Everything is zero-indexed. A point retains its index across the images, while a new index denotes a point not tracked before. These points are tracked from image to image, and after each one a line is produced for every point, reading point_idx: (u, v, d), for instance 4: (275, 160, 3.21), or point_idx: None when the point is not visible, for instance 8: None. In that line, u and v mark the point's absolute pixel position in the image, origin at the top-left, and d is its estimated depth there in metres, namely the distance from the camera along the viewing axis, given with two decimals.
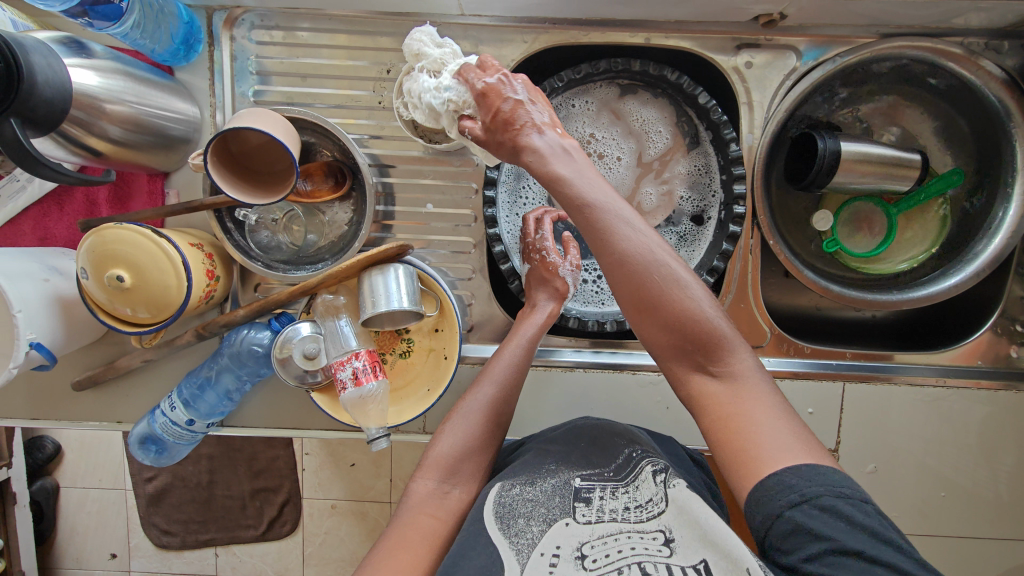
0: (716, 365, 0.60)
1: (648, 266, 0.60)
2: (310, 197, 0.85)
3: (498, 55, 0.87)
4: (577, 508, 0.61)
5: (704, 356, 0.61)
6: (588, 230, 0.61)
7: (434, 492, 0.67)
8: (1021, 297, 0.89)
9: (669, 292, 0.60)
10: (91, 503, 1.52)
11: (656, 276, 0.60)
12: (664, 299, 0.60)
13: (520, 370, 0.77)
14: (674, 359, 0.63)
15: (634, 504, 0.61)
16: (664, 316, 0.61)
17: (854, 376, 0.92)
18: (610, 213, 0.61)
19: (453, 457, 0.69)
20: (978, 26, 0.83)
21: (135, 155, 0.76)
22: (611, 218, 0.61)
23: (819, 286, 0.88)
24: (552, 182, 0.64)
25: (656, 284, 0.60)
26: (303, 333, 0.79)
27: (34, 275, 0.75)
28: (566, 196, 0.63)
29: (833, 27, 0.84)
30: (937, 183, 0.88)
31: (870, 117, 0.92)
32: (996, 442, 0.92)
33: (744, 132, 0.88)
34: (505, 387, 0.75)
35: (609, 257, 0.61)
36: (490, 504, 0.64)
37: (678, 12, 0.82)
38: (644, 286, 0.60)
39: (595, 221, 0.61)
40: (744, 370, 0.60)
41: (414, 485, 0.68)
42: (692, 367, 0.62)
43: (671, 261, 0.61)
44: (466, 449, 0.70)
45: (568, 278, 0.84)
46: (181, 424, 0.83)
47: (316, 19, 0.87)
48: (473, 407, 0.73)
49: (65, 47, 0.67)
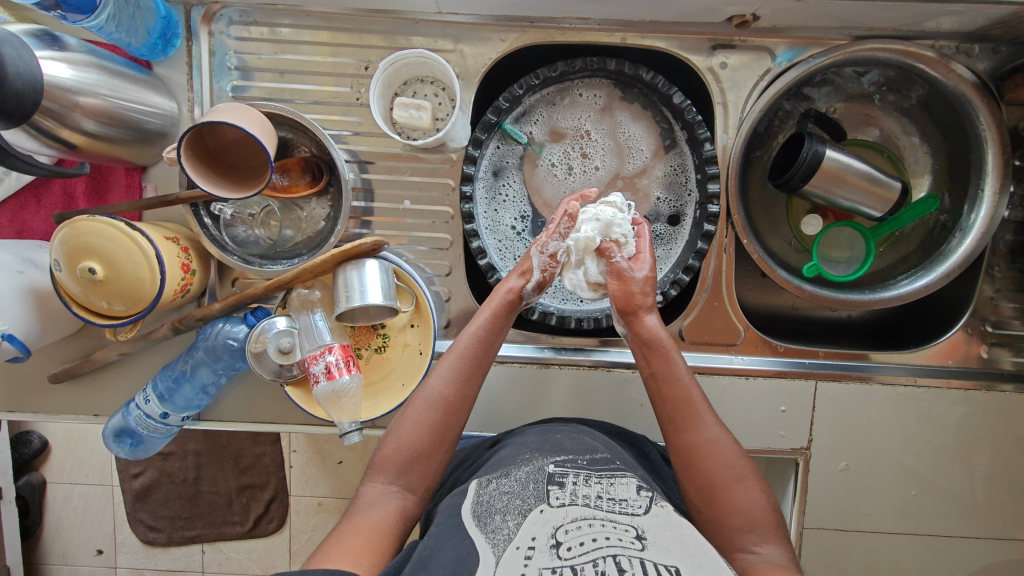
0: (760, 544, 0.62)
1: (718, 468, 0.66)
2: (286, 192, 0.85)
3: (476, 54, 0.88)
4: (551, 492, 0.63)
5: (754, 534, 0.63)
6: (674, 409, 0.70)
7: (382, 494, 0.67)
8: (992, 297, 0.91)
9: (733, 476, 0.66)
10: (77, 499, 1.52)
11: (722, 470, 0.66)
12: (722, 492, 0.65)
13: (473, 361, 0.74)
14: (723, 533, 0.64)
15: (607, 494, 0.62)
16: (722, 499, 0.65)
17: (828, 375, 0.92)
18: (699, 407, 0.70)
19: (398, 457, 0.69)
20: (949, 30, 0.84)
21: (110, 148, 0.76)
22: (699, 407, 0.70)
23: (792, 285, 0.89)
24: (655, 350, 0.73)
25: (723, 496, 0.65)
26: (279, 327, 0.80)
27: (8, 267, 0.75)
28: (665, 372, 0.72)
29: (806, 28, 0.85)
30: (913, 209, 0.88)
31: (843, 117, 0.94)
32: (969, 441, 0.93)
33: (719, 132, 0.89)
34: (454, 381, 0.72)
35: (687, 437, 0.69)
36: (468, 503, 0.65)
37: (653, 13, 0.83)
38: (713, 466, 0.67)
39: (686, 407, 0.70)
40: (781, 559, 0.61)
41: (366, 487, 0.69)
42: (735, 546, 0.63)
43: (740, 463, 0.67)
44: (414, 448, 0.69)
45: (536, 260, 0.79)
46: (156, 417, 0.83)
47: (296, 15, 0.87)
48: (420, 405, 0.71)
49: (38, 39, 0.67)
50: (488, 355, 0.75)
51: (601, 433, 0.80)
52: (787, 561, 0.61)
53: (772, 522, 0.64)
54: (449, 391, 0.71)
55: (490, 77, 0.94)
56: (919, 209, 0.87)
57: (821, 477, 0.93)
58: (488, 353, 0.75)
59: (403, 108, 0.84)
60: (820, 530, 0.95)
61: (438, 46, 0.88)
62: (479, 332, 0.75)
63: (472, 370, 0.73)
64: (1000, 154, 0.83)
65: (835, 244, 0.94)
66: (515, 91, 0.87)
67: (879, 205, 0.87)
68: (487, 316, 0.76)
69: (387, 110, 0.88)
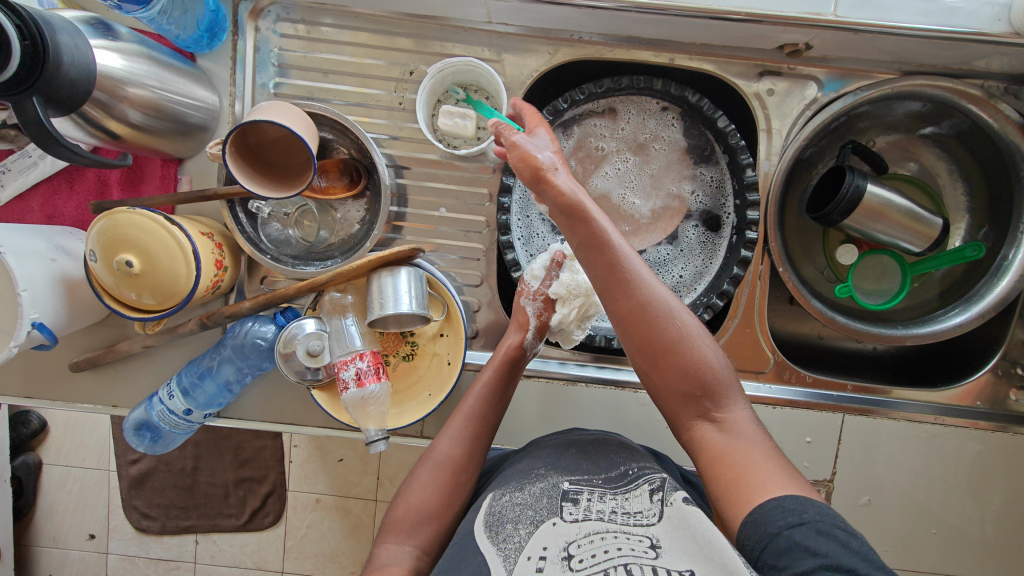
0: (720, 413, 0.61)
1: (661, 328, 0.61)
2: (324, 193, 0.84)
3: (520, 64, 0.87)
4: (564, 507, 0.62)
5: (710, 402, 0.61)
6: (609, 274, 0.62)
7: (393, 554, 0.65)
8: (1023, 340, 0.90)
9: (677, 342, 0.61)
10: (72, 482, 1.50)
11: (668, 332, 0.61)
12: (671, 360, 0.61)
13: (479, 418, 0.75)
14: (679, 403, 0.63)
15: (621, 508, 0.61)
16: (672, 364, 0.61)
17: (854, 409, 0.92)
18: (634, 264, 0.62)
19: (410, 517, 0.68)
20: (998, 71, 0.84)
21: (152, 140, 0.76)
22: (635, 267, 0.62)
23: (825, 316, 0.88)
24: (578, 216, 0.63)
25: (672, 361, 0.61)
26: (308, 329, 0.79)
27: (42, 254, 0.74)
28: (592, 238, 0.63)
29: (854, 60, 0.85)
30: (952, 255, 0.88)
31: (885, 151, 0.95)
32: (988, 481, 0.92)
33: (761, 158, 0.88)
34: (462, 440, 0.73)
35: (626, 303, 0.62)
36: (481, 515, 0.65)
37: (704, 36, 0.83)
38: (655, 330, 0.61)
39: (618, 270, 0.62)
40: (744, 421, 0.61)
41: (379, 549, 0.67)
42: (696, 414, 0.62)
43: (687, 316, 0.62)
44: (424, 509, 0.68)
45: (530, 309, 0.81)
46: (179, 413, 0.82)
47: (341, 15, 0.86)
48: (429, 466, 0.72)
49: (92, 27, 0.66)
50: (494, 413, 0.77)
51: (618, 437, 0.79)
52: (751, 417, 0.62)
53: (727, 382, 0.62)
54: (456, 448, 0.73)
55: (531, 90, 0.93)
56: (953, 257, 0.87)
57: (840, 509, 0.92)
58: (492, 411, 0.76)
59: (448, 116, 0.83)
60: None
61: (482, 55, 0.87)
62: (484, 391, 0.77)
63: (479, 428, 0.74)
64: None
65: (872, 269, 0.93)
66: (559, 104, 0.86)
67: (921, 242, 0.87)
68: (492, 374, 0.77)
69: (430, 117, 0.86)
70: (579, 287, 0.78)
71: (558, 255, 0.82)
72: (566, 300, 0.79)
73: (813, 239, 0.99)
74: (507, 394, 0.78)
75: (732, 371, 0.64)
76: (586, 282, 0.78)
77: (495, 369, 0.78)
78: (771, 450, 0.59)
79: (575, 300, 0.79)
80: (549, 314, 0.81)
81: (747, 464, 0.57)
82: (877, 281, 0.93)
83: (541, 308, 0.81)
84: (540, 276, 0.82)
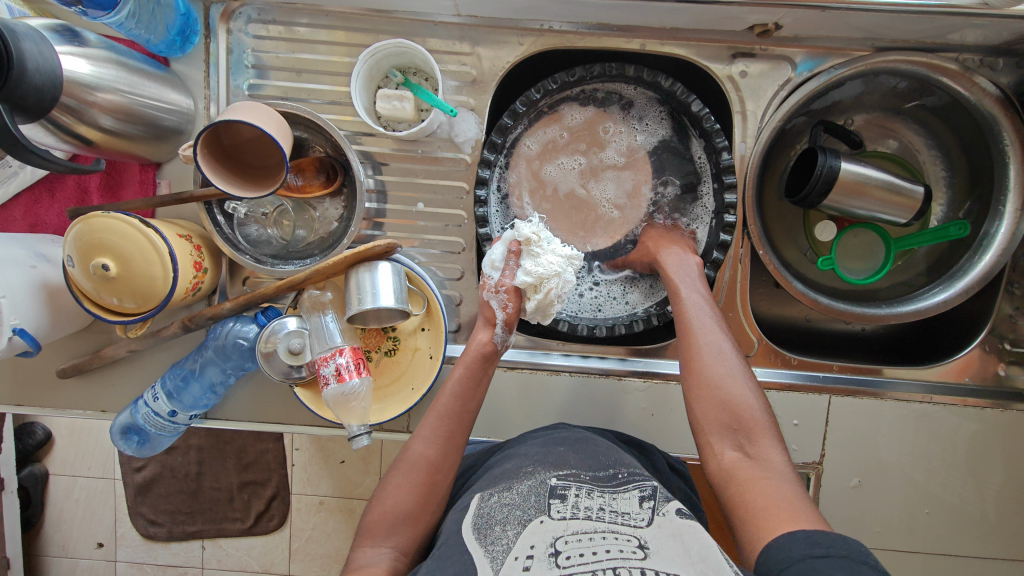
0: (754, 448, 0.66)
1: (713, 361, 0.72)
2: (301, 192, 0.85)
3: (494, 56, 0.87)
4: (552, 505, 0.62)
5: (744, 436, 0.67)
6: (682, 321, 0.76)
7: (370, 556, 0.66)
8: (1010, 315, 0.89)
9: (727, 379, 0.71)
10: (79, 491, 1.51)
11: (720, 366, 0.71)
12: (716, 394, 0.70)
13: (452, 417, 0.74)
14: (716, 434, 0.69)
15: (609, 507, 0.62)
16: (715, 396, 0.70)
17: (841, 389, 0.91)
18: (702, 317, 0.76)
19: (386, 519, 0.69)
20: (973, 43, 0.83)
21: (126, 144, 0.76)
22: (701, 317, 0.76)
23: (808, 298, 0.88)
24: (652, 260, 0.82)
25: (717, 393, 0.70)
26: (289, 327, 0.79)
27: (21, 261, 0.75)
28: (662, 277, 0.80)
29: (828, 39, 0.84)
30: (942, 233, 0.86)
31: (863, 128, 0.95)
32: (983, 460, 0.91)
33: (736, 141, 0.88)
34: (435, 440, 0.73)
35: (691, 343, 0.74)
36: (470, 517, 0.64)
37: (674, 20, 0.82)
38: (708, 361, 0.72)
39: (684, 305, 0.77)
40: (777, 462, 0.65)
41: (357, 552, 0.68)
42: (730, 445, 0.68)
43: (737, 362, 0.72)
44: (400, 510, 0.69)
45: (495, 303, 0.79)
46: (164, 415, 0.83)
47: (314, 15, 0.87)
48: (403, 468, 0.72)
49: (58, 34, 0.67)
50: (467, 410, 0.76)
51: (606, 440, 0.80)
52: (785, 462, 0.66)
53: (765, 426, 0.68)
54: (429, 448, 0.72)
55: (506, 81, 0.93)
56: (937, 236, 0.87)
57: (833, 492, 0.92)
58: (466, 408, 0.75)
59: (386, 100, 0.82)
60: None
61: (455, 48, 0.87)
62: (456, 387, 0.76)
63: (451, 427, 0.74)
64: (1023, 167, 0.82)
65: (857, 246, 0.93)
66: (532, 94, 0.86)
67: (904, 213, 0.86)
68: (463, 371, 0.77)
69: (370, 104, 0.86)
70: (547, 270, 0.79)
71: (513, 243, 0.82)
72: (538, 286, 0.79)
73: (794, 222, 0.99)
74: (481, 388, 0.77)
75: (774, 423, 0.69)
76: (552, 264, 0.79)
77: (467, 364, 0.77)
78: (795, 488, 0.63)
79: (546, 285, 0.79)
80: (513, 305, 0.79)
81: (770, 496, 0.62)
82: (860, 256, 0.93)
83: (505, 299, 0.79)
84: (500, 267, 0.81)
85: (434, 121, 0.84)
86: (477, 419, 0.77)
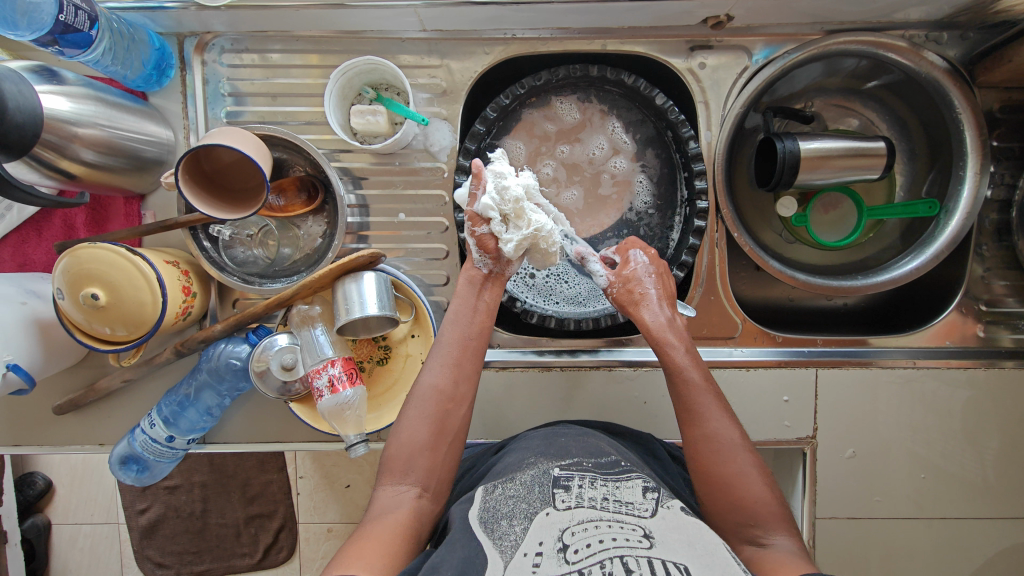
0: (768, 538, 0.63)
1: (721, 460, 0.67)
2: (283, 212, 0.88)
3: (463, 68, 0.90)
4: (556, 494, 0.62)
5: (758, 529, 0.63)
6: (681, 401, 0.71)
7: (394, 497, 0.66)
8: (983, 276, 0.92)
9: (734, 477, 0.66)
10: (83, 539, 1.49)
11: (727, 466, 0.66)
12: (727, 493, 0.65)
13: (459, 344, 0.74)
14: (727, 527, 0.65)
15: (613, 496, 0.61)
16: (726, 494, 0.65)
17: (827, 362, 0.93)
18: (706, 396, 0.70)
19: (402, 456, 0.68)
20: (918, 19, 0.87)
21: (108, 177, 0.78)
22: (706, 401, 0.70)
23: (785, 276, 0.89)
24: (662, 348, 0.75)
25: (725, 496, 0.65)
26: (280, 343, 0.80)
27: (12, 298, 0.76)
28: (672, 369, 0.73)
29: (780, 25, 0.88)
30: (910, 208, 0.90)
31: (823, 109, 0.99)
32: (976, 422, 0.93)
33: (702, 130, 0.91)
34: (444, 369, 0.72)
35: (695, 427, 0.69)
36: (475, 510, 0.63)
37: (631, 19, 0.86)
38: (717, 461, 0.67)
39: (691, 399, 0.70)
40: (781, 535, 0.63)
41: (379, 492, 0.67)
42: (742, 538, 0.64)
43: (746, 460, 0.67)
44: (416, 442, 0.68)
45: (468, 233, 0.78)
46: (162, 441, 0.83)
47: (285, 40, 0.89)
48: (415, 401, 0.71)
49: (36, 75, 0.70)
50: (475, 338, 0.75)
51: (602, 435, 0.79)
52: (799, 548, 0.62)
53: (779, 514, 0.64)
54: (439, 376, 0.71)
55: (476, 91, 0.97)
56: (903, 211, 0.90)
57: (830, 466, 0.93)
58: (469, 338, 0.74)
59: (359, 115, 0.85)
60: (832, 519, 0.94)
61: (424, 62, 0.90)
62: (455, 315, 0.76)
63: (459, 354, 0.73)
64: (978, 133, 0.85)
65: (834, 219, 0.97)
66: (501, 101, 0.89)
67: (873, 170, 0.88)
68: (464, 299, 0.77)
69: (346, 121, 0.89)
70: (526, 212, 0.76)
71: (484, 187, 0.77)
72: (519, 213, 0.75)
73: (767, 205, 1.01)
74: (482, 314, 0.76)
75: (783, 504, 0.66)
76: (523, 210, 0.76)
77: (461, 296, 0.77)
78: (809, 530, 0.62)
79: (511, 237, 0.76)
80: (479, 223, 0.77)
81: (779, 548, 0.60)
82: (833, 227, 0.97)
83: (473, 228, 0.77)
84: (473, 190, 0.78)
85: (408, 132, 0.87)
86: (486, 344, 0.76)
